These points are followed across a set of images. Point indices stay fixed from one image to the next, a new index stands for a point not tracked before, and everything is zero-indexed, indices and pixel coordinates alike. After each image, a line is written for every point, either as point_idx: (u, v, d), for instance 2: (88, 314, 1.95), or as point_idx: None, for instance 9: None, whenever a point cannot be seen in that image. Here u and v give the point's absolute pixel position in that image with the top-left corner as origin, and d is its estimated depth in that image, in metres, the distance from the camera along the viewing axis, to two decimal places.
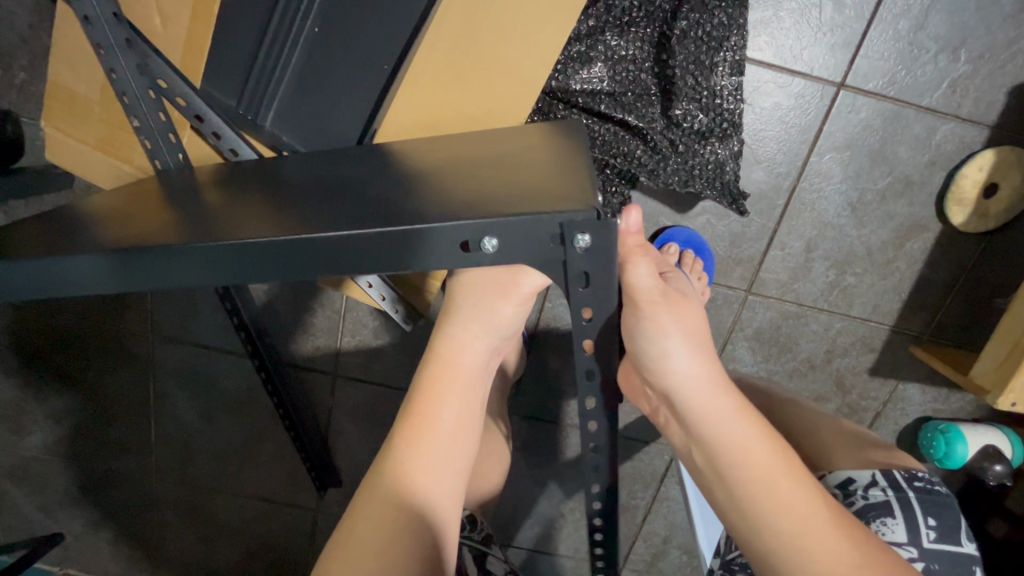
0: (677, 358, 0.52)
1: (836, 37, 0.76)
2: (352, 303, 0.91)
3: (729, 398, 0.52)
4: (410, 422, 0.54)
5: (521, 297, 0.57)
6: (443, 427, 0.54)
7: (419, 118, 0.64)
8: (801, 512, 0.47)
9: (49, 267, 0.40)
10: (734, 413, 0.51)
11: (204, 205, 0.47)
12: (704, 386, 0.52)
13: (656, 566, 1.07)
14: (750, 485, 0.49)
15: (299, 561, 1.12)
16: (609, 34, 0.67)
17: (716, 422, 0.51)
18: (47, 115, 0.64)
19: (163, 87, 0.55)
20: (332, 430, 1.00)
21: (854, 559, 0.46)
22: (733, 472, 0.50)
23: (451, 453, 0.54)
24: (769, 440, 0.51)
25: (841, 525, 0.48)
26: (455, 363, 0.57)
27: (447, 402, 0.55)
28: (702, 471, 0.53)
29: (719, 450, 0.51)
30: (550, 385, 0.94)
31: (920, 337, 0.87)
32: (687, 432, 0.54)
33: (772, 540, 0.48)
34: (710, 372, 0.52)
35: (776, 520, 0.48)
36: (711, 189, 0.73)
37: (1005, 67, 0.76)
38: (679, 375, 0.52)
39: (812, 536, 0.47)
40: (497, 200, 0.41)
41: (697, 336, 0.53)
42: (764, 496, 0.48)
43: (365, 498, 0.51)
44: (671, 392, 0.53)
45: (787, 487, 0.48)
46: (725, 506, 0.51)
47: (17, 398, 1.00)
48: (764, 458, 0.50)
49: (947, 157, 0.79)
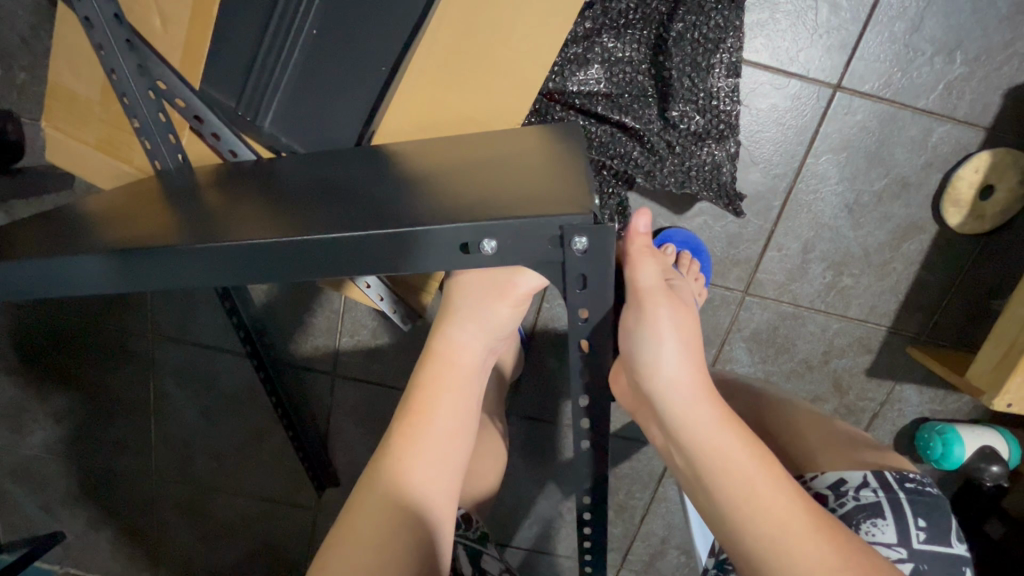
0: (664, 366, 0.52)
1: (832, 39, 0.76)
2: (351, 303, 0.92)
3: (711, 407, 0.52)
4: (406, 421, 0.55)
5: (518, 297, 0.58)
6: (438, 425, 0.55)
7: (417, 121, 0.64)
8: (782, 516, 0.47)
9: (51, 267, 0.41)
10: (716, 422, 0.52)
11: (202, 206, 0.47)
12: (689, 394, 0.52)
13: (654, 567, 1.07)
14: (728, 490, 0.49)
15: (298, 560, 1.12)
16: (606, 36, 0.68)
17: (696, 427, 0.52)
18: (47, 115, 0.64)
19: (163, 88, 0.56)
20: (331, 430, 1.00)
21: (833, 563, 0.45)
22: (714, 477, 0.50)
23: (446, 452, 0.55)
24: (750, 446, 0.51)
25: (823, 529, 0.47)
26: (453, 362, 0.57)
27: (443, 401, 0.56)
28: (688, 475, 0.54)
29: (701, 455, 0.51)
30: (547, 385, 0.94)
31: (916, 338, 0.87)
32: (671, 438, 0.54)
33: (753, 544, 0.48)
34: (696, 380, 0.53)
35: (755, 524, 0.48)
36: (707, 191, 0.74)
37: (1001, 69, 0.76)
38: (664, 381, 0.53)
39: (790, 541, 0.46)
40: (494, 203, 0.41)
41: (689, 343, 0.53)
42: (745, 500, 0.49)
43: (362, 495, 0.52)
44: (656, 397, 0.53)
45: (767, 491, 0.49)
46: (711, 510, 0.52)
47: (18, 397, 1.01)
48: (743, 464, 0.50)
49: (943, 158, 0.79)
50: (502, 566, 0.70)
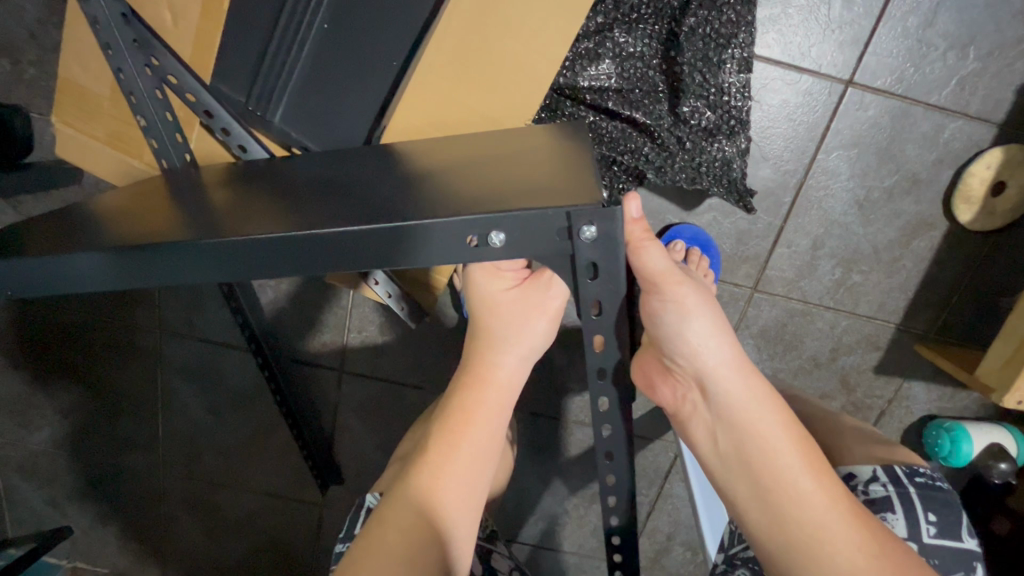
0: (706, 341, 0.52)
1: (844, 34, 0.75)
2: (358, 299, 0.92)
3: (758, 381, 0.53)
4: (444, 436, 0.56)
5: (552, 312, 0.60)
6: (475, 438, 0.56)
7: (420, 124, 0.65)
8: (823, 500, 0.48)
9: (61, 264, 0.41)
10: (764, 397, 0.52)
11: (213, 204, 0.47)
12: (733, 372, 0.52)
13: (659, 563, 1.07)
14: (776, 472, 0.50)
15: (304, 555, 1.12)
16: (618, 30, 0.68)
17: (746, 404, 0.52)
18: (57, 110, 0.64)
19: (174, 83, 0.55)
20: (338, 426, 1.00)
21: (872, 548, 0.46)
22: (758, 459, 0.51)
23: (480, 464, 0.56)
24: (788, 425, 0.52)
25: (860, 515, 0.48)
26: (488, 380, 0.58)
27: (479, 416, 0.57)
28: (729, 461, 0.53)
29: (746, 436, 0.52)
30: (555, 381, 0.94)
31: (924, 335, 0.87)
32: (717, 420, 0.53)
33: (797, 530, 0.48)
34: (735, 355, 0.53)
35: (800, 510, 0.49)
36: (717, 187, 0.73)
37: (1013, 65, 0.76)
38: (709, 357, 0.52)
39: (832, 526, 0.47)
40: (505, 196, 0.41)
41: (717, 314, 0.53)
42: (789, 484, 0.49)
43: (396, 501, 0.52)
44: (703, 375, 0.53)
45: (808, 475, 0.49)
46: (748, 498, 0.52)
47: (26, 392, 1.01)
48: (788, 445, 0.51)
49: (954, 154, 0.79)
50: (513, 564, 0.71)
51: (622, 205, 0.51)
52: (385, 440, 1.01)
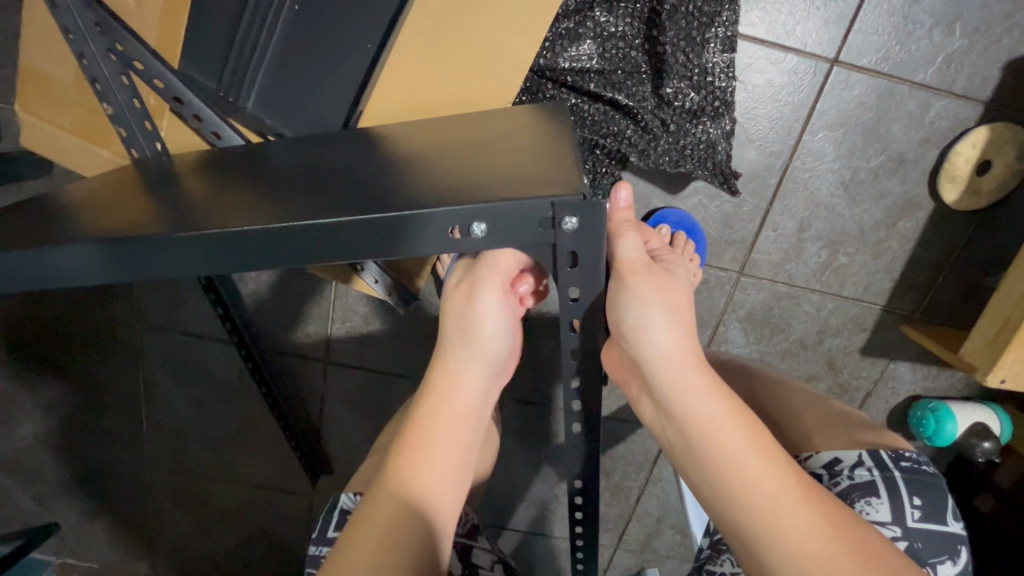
0: (654, 331, 0.50)
1: (829, 11, 0.74)
2: (341, 290, 0.90)
3: (705, 374, 0.51)
4: (416, 429, 0.54)
5: (507, 278, 0.56)
6: (445, 435, 0.54)
7: (407, 102, 0.61)
8: (773, 487, 0.47)
9: (37, 258, 0.39)
10: (709, 390, 0.51)
11: (185, 193, 0.46)
12: (679, 362, 0.51)
13: (650, 546, 1.08)
14: (722, 461, 0.48)
15: (296, 546, 1.12)
16: (598, 10, 0.66)
17: (690, 396, 0.50)
18: (20, 100, 0.62)
19: (140, 69, 0.53)
20: (325, 417, 1.00)
21: (826, 532, 0.45)
22: (703, 448, 0.49)
23: (450, 466, 0.54)
24: (737, 416, 0.50)
25: (813, 500, 0.46)
26: (459, 375, 0.56)
27: (448, 414, 0.54)
28: (678, 449, 0.52)
29: (691, 427, 0.50)
30: (542, 367, 0.93)
31: (911, 316, 0.87)
32: (663, 410, 0.52)
33: (745, 517, 0.47)
34: (684, 346, 0.51)
35: (749, 496, 0.47)
36: (701, 169, 0.72)
37: (1000, 42, 0.75)
38: (655, 348, 0.51)
39: (781, 511, 0.46)
40: (486, 182, 0.40)
41: (674, 308, 0.52)
42: (737, 472, 0.48)
43: (370, 494, 0.51)
44: (648, 366, 0.52)
45: (757, 463, 0.48)
46: (702, 482, 0.50)
47: (7, 389, 0.99)
48: (735, 434, 0.49)
49: (940, 134, 0.79)
50: (495, 557, 0.71)
51: (613, 193, 0.58)
52: (373, 430, 1.00)
